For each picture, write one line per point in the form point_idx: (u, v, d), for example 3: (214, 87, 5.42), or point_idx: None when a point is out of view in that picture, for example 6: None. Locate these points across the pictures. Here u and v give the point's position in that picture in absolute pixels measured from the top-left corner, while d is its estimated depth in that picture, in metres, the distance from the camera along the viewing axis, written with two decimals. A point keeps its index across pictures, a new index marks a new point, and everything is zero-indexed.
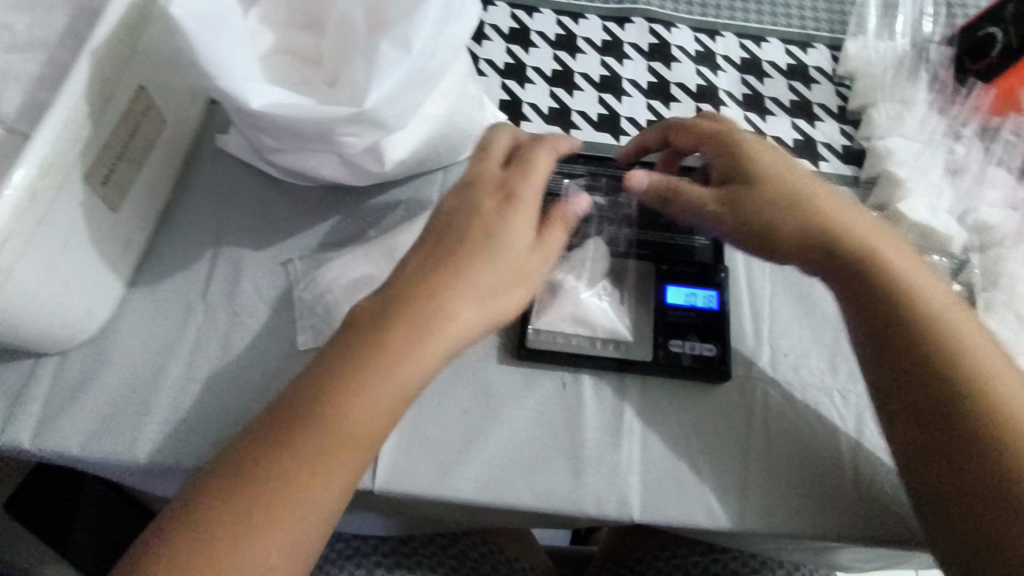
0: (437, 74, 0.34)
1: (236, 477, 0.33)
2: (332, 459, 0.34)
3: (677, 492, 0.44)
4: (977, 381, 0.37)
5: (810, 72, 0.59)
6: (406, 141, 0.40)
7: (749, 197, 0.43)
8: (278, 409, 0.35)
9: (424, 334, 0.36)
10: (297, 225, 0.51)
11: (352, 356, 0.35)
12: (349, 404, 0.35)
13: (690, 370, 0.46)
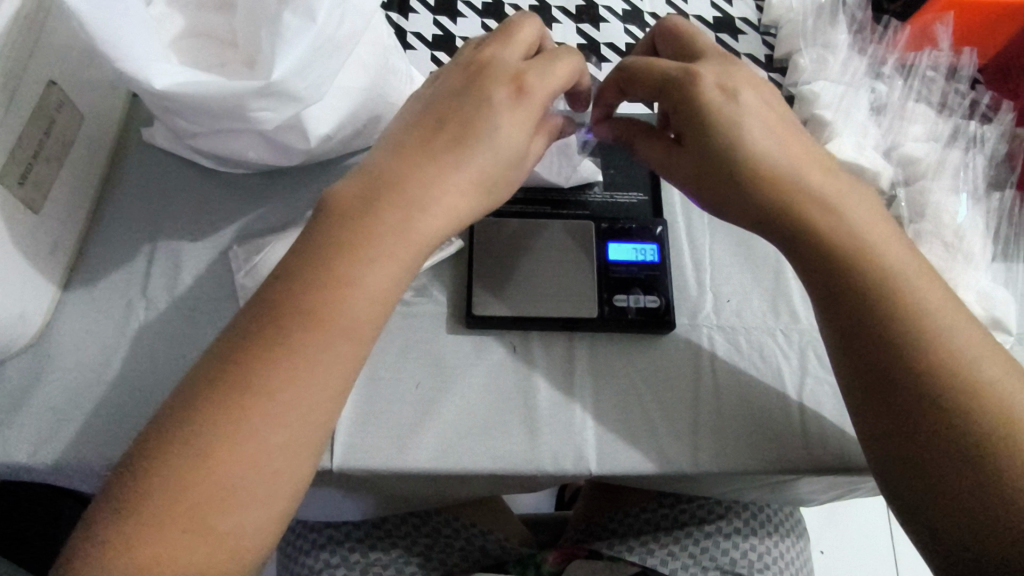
0: (347, 43, 0.34)
1: (189, 443, 0.32)
2: (287, 374, 0.34)
3: (631, 441, 0.45)
4: (946, 368, 0.36)
5: (736, 24, 0.59)
6: (328, 117, 0.40)
7: (697, 164, 0.40)
8: (219, 365, 0.34)
9: (366, 255, 0.35)
10: (233, 213, 0.50)
11: (304, 304, 0.34)
12: (294, 344, 0.34)
13: (637, 323, 0.47)
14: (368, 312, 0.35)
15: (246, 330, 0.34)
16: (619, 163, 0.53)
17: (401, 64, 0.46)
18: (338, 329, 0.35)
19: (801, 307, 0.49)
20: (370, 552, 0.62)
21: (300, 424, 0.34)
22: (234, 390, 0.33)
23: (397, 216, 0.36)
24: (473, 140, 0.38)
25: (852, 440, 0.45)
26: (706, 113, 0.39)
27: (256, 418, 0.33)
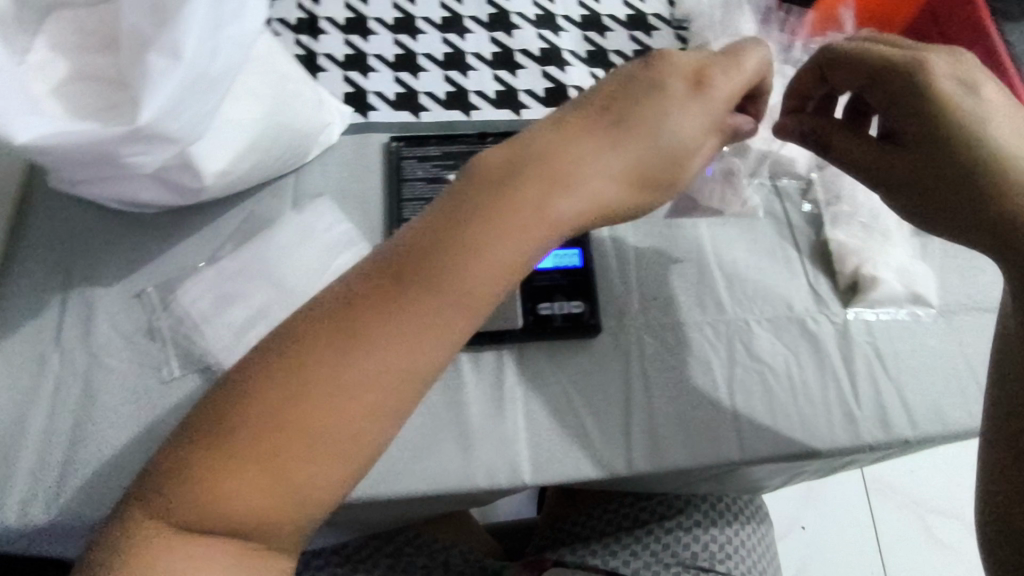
0: (224, 78, 0.33)
1: (281, 443, 0.27)
2: (425, 347, 0.29)
3: (566, 449, 0.44)
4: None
5: (649, 20, 0.59)
6: (221, 152, 0.39)
7: (919, 163, 0.38)
8: (331, 321, 0.29)
9: (545, 208, 0.31)
10: (147, 253, 0.49)
11: (458, 251, 0.29)
12: (306, 404, 0.27)
13: (562, 331, 0.47)
14: (393, 366, 0.28)
15: (374, 288, 0.29)
16: None
17: (302, 88, 0.46)
18: (449, 329, 0.29)
19: (727, 299, 0.49)
20: None
21: (306, 502, 0.28)
22: (290, 411, 0.27)
23: (518, 210, 0.30)
24: (635, 131, 0.33)
25: (783, 427, 0.46)
26: (950, 96, 0.37)
27: (302, 455, 0.27)
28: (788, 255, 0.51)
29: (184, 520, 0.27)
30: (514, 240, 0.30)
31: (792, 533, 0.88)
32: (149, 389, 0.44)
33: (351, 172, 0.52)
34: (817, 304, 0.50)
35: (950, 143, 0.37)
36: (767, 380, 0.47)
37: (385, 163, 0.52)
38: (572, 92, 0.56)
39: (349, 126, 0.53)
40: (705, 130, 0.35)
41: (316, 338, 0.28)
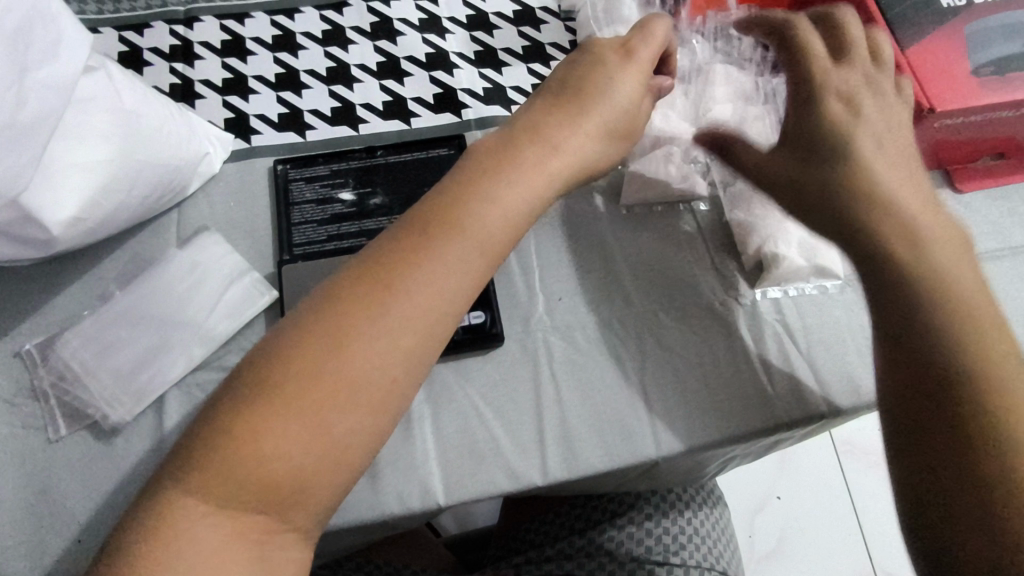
0: (39, 121, 0.32)
1: (295, 400, 0.30)
2: (423, 319, 0.32)
3: (478, 464, 0.43)
4: (948, 339, 0.34)
5: (536, 14, 0.58)
6: (68, 195, 0.37)
7: (786, 162, 0.41)
8: (346, 288, 0.32)
9: (500, 191, 0.35)
10: (22, 307, 0.46)
11: (443, 229, 0.34)
12: (331, 363, 0.30)
13: (464, 342, 0.46)
14: (417, 316, 0.32)
15: (376, 267, 0.33)
16: (432, 177, 0.51)
17: (160, 116, 0.44)
18: (429, 315, 0.33)
19: (633, 291, 0.49)
20: None
21: (311, 471, 0.30)
22: (306, 373, 0.30)
23: (476, 194, 0.35)
24: (592, 103, 0.39)
25: (699, 416, 0.45)
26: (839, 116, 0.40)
27: (309, 420, 0.30)
28: (692, 239, 0.51)
29: (220, 488, 0.29)
30: (497, 196, 0.35)
31: (769, 505, 0.85)
32: (32, 450, 0.42)
33: (237, 200, 0.50)
34: (725, 286, 0.49)
35: (831, 162, 0.39)
36: (680, 370, 0.46)
37: (272, 188, 0.51)
38: (461, 95, 0.54)
39: (232, 153, 0.51)
40: (640, 89, 0.41)
41: (339, 304, 0.32)
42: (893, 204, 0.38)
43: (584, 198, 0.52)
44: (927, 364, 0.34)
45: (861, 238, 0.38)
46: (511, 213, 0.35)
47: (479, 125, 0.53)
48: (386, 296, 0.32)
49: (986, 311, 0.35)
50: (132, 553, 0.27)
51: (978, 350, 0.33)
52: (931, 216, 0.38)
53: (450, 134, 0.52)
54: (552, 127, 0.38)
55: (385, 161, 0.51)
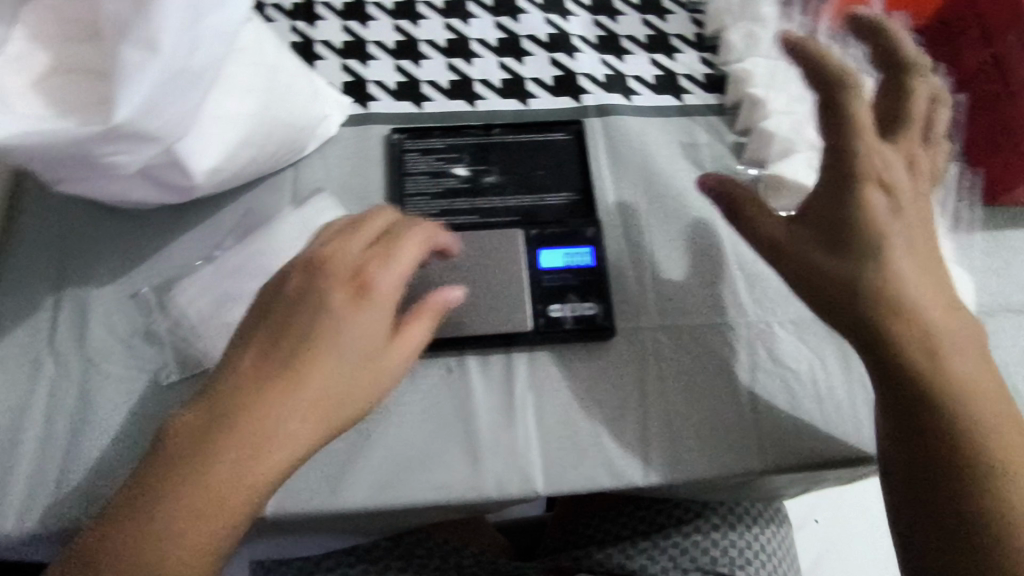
0: (204, 71, 0.31)
1: (210, 449, 0.32)
2: (320, 391, 0.34)
3: (581, 457, 0.42)
4: (971, 440, 0.36)
5: (662, 4, 0.56)
6: (206, 147, 0.37)
7: (811, 240, 0.39)
8: (264, 338, 0.35)
9: (375, 302, 0.37)
10: (141, 252, 0.47)
11: (322, 331, 0.35)
12: (269, 422, 0.33)
13: (574, 333, 0.45)
14: (317, 407, 0.34)
15: (269, 342, 0.35)
16: (548, 161, 0.50)
17: (292, 69, 0.42)
18: (326, 402, 0.34)
19: (747, 298, 0.47)
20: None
21: (235, 495, 0.32)
22: (232, 413, 0.33)
23: (333, 298, 0.36)
24: (399, 249, 0.38)
25: (809, 435, 0.43)
26: (885, 222, 0.38)
27: (220, 464, 0.32)
28: None
29: (119, 523, 0.31)
30: (361, 311, 0.36)
31: None
32: (145, 393, 0.44)
33: (352, 166, 0.50)
34: None
35: (900, 335, 0.37)
36: (791, 385, 0.45)
37: (386, 157, 0.50)
38: (582, 80, 0.53)
39: (348, 118, 0.51)
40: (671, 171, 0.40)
41: (246, 363, 0.34)
42: (942, 342, 0.37)
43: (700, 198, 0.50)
44: (965, 528, 0.35)
45: (858, 319, 0.37)
46: (384, 314, 0.37)
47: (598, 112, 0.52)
48: (336, 351, 0.35)
49: (999, 408, 0.37)
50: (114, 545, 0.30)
51: (1008, 451, 0.36)
52: (952, 322, 0.38)
53: (567, 119, 0.51)
54: (374, 270, 0.37)
55: (501, 141, 0.50)
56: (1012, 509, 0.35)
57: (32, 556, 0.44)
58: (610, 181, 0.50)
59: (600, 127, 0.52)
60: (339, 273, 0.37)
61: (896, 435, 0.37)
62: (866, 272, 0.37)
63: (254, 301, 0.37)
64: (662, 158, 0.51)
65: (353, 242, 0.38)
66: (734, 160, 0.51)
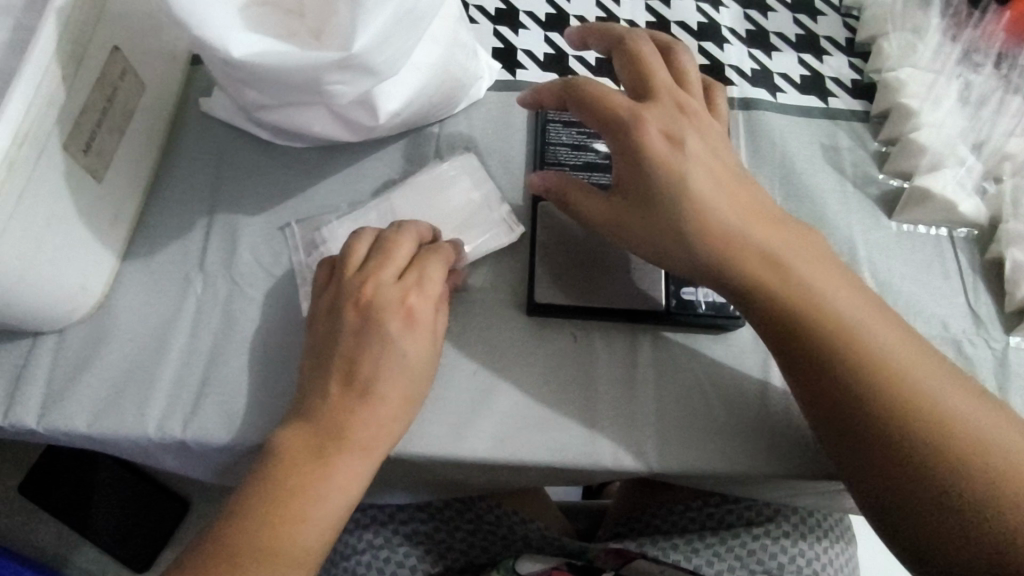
0: (427, 14, 0.35)
1: (335, 452, 0.38)
2: (363, 419, 0.38)
3: (698, 440, 0.43)
4: (896, 398, 0.37)
5: (815, 4, 0.56)
6: (396, 92, 0.41)
7: (658, 224, 0.40)
8: (349, 353, 0.40)
9: (415, 328, 0.40)
10: (289, 187, 0.49)
11: (360, 349, 0.40)
12: (364, 428, 0.38)
13: (704, 318, 0.45)
14: (384, 427, 0.39)
15: (351, 367, 0.39)
16: None
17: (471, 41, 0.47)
18: (405, 416, 0.40)
19: None
20: (415, 536, 0.58)
21: (342, 493, 0.38)
22: (333, 443, 0.38)
23: (394, 320, 0.40)
24: (390, 264, 0.41)
25: None
26: (690, 180, 0.39)
27: (345, 468, 0.38)
28: (945, 267, 0.48)
29: (256, 501, 0.38)
30: (408, 338, 0.40)
31: None
32: (287, 322, 0.45)
33: (496, 129, 0.51)
34: (975, 326, 0.46)
35: (768, 289, 0.39)
36: None
37: (530, 125, 0.51)
38: (729, 72, 0.53)
39: (496, 83, 0.52)
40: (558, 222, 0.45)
41: (335, 373, 0.39)
42: (827, 308, 0.38)
43: (837, 203, 0.50)
44: (943, 473, 0.36)
45: (764, 304, 0.39)
46: (428, 348, 0.41)
47: (742, 105, 0.52)
48: (395, 366, 0.39)
49: (922, 365, 0.38)
50: (254, 520, 0.37)
51: (904, 406, 0.37)
52: (854, 300, 0.39)
53: None
54: (424, 293, 0.41)
55: None
56: (910, 459, 0.36)
57: (156, 461, 0.46)
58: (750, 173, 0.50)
59: (743, 120, 0.51)
60: (384, 308, 0.40)
61: (807, 388, 0.39)
62: (759, 247, 0.39)
63: (378, 309, 0.40)
64: (803, 158, 0.51)
65: (387, 271, 0.41)
66: (875, 169, 0.51)
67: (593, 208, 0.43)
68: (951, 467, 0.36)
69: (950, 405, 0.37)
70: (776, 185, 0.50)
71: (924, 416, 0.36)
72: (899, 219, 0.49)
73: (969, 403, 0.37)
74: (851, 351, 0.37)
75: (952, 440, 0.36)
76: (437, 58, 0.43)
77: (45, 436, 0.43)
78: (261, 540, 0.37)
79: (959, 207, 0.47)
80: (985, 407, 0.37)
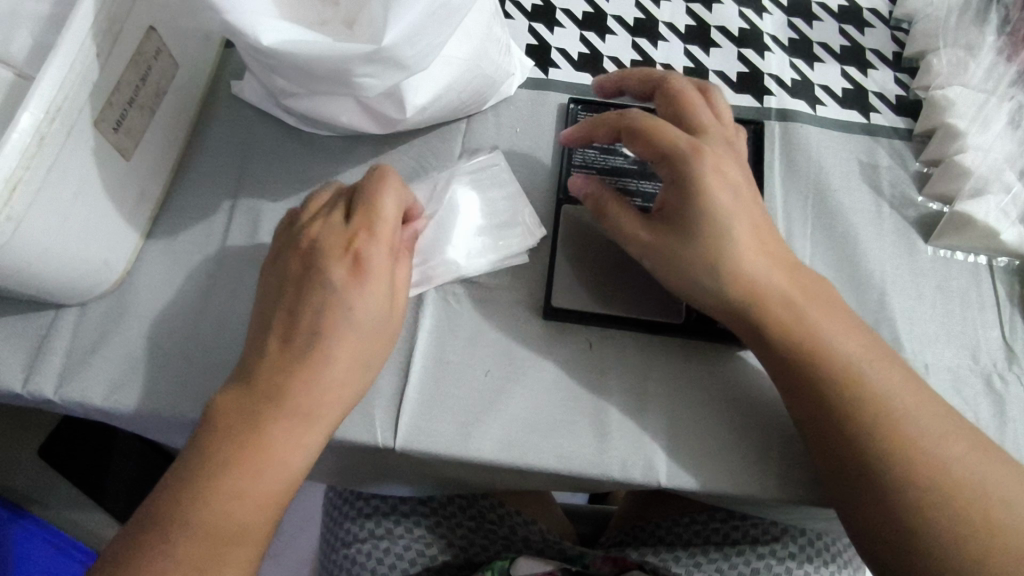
0: (461, 8, 0.34)
1: (280, 401, 0.36)
2: (314, 370, 0.37)
3: (709, 458, 0.42)
4: (902, 448, 0.37)
5: (863, 15, 0.54)
6: (426, 86, 0.40)
7: (692, 254, 0.40)
8: (297, 299, 0.39)
9: (364, 268, 0.39)
10: (313, 175, 0.49)
11: (312, 295, 0.38)
12: (309, 385, 0.37)
13: (724, 333, 0.44)
14: (341, 379, 0.38)
15: (298, 313, 0.38)
16: None
17: (504, 37, 0.46)
18: (360, 361, 0.38)
19: (907, 334, 0.44)
20: (415, 528, 0.58)
21: (295, 449, 0.36)
22: (282, 394, 0.36)
23: (342, 261, 0.39)
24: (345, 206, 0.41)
25: None
26: (719, 221, 0.39)
27: (296, 422, 0.36)
28: (981, 296, 0.46)
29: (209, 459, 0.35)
30: (358, 282, 0.39)
31: None
32: None
33: (524, 128, 0.50)
34: (1009, 361, 0.44)
35: (783, 335, 0.39)
36: None
37: (558, 125, 0.50)
38: (768, 81, 0.52)
39: (528, 80, 0.51)
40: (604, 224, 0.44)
41: (276, 326, 0.38)
42: (844, 360, 0.38)
43: (871, 223, 0.48)
44: (946, 537, 0.35)
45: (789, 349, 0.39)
46: (374, 295, 0.39)
47: (779, 116, 0.50)
48: (342, 317, 0.38)
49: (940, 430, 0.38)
50: (206, 477, 0.35)
51: (908, 458, 0.36)
52: (879, 357, 0.39)
53: (747, 118, 0.49)
54: (373, 232, 0.40)
55: None
56: (909, 507, 0.36)
57: (166, 439, 0.47)
58: (781, 187, 0.48)
59: (779, 132, 0.50)
60: (328, 248, 0.39)
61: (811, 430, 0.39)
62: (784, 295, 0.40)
63: (323, 247, 0.39)
64: (838, 175, 0.49)
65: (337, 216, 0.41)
66: (915, 191, 0.49)
67: (631, 226, 0.42)
68: (948, 524, 0.35)
69: (960, 469, 0.36)
70: (808, 200, 0.48)
71: (935, 479, 0.36)
72: (935, 244, 0.47)
73: (978, 461, 0.37)
74: (872, 404, 0.37)
75: (960, 508, 0.36)
76: (468, 54, 0.42)
77: (62, 407, 0.43)
78: (210, 507, 0.35)
79: (1002, 236, 0.45)
80: (1000, 468, 0.37)
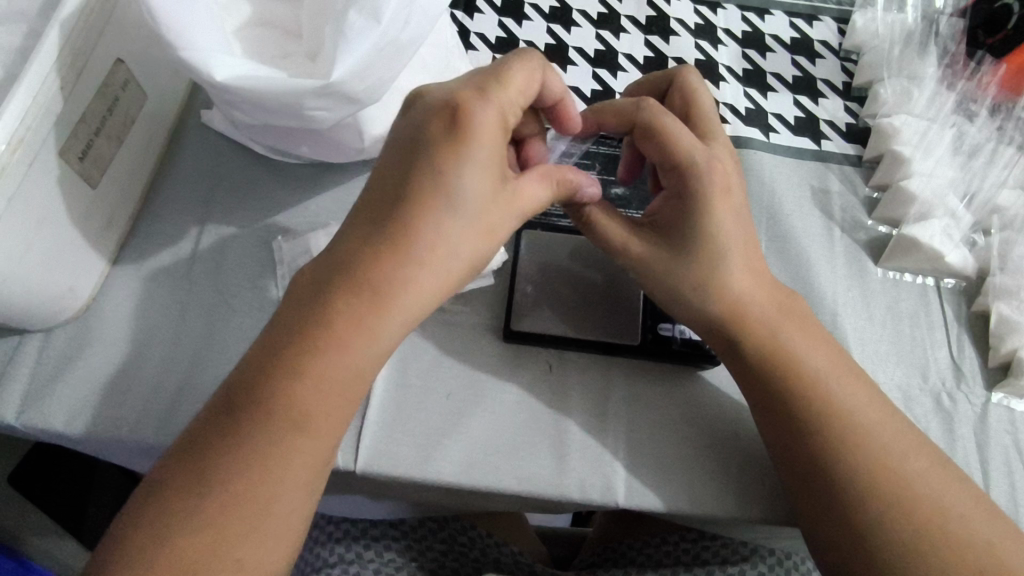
0: (410, 44, 0.37)
1: (347, 323, 0.35)
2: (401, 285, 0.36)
3: (664, 478, 0.42)
4: (860, 464, 0.38)
5: (814, 47, 0.57)
6: (384, 116, 0.43)
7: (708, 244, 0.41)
8: (378, 204, 0.37)
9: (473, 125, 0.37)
10: (281, 200, 0.50)
11: (413, 211, 0.36)
12: (401, 258, 0.36)
13: (680, 354, 0.45)
14: (424, 285, 0.37)
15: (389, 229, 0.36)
16: None
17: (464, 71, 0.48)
18: (452, 249, 0.37)
19: (858, 352, 0.46)
20: (385, 552, 0.57)
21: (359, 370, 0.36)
22: (343, 321, 0.35)
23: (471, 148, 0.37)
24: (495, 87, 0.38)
25: None
26: (708, 192, 0.41)
27: (361, 353, 0.36)
28: (930, 316, 0.48)
29: (279, 383, 0.35)
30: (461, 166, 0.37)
31: None
32: None
33: None
34: (957, 380, 0.46)
35: (759, 341, 0.41)
36: None
37: None
38: (723, 110, 0.54)
39: None
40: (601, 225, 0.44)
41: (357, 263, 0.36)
42: (811, 372, 0.41)
43: (823, 244, 0.49)
44: (898, 533, 0.36)
45: (761, 355, 0.41)
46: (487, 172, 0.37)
47: (734, 143, 0.52)
48: (455, 207, 0.37)
49: (901, 437, 0.39)
50: (260, 395, 0.34)
51: (863, 470, 0.38)
52: (846, 376, 0.41)
53: None
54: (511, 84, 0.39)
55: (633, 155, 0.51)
56: (866, 513, 0.37)
57: (126, 464, 0.47)
58: None
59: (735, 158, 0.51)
60: (430, 114, 0.37)
61: (781, 446, 0.40)
62: (761, 303, 0.42)
63: (398, 137, 0.38)
64: (791, 199, 0.51)
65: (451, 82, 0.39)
66: (865, 215, 0.51)
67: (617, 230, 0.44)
68: (894, 522, 0.37)
69: (916, 478, 0.38)
70: (763, 223, 0.49)
71: (881, 480, 0.37)
72: (884, 266, 0.49)
73: (935, 480, 0.38)
74: (846, 406, 0.40)
75: (907, 508, 0.37)
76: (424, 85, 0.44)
77: (23, 434, 0.43)
78: (252, 449, 0.34)
79: (946, 257, 0.47)
80: (960, 490, 0.38)
